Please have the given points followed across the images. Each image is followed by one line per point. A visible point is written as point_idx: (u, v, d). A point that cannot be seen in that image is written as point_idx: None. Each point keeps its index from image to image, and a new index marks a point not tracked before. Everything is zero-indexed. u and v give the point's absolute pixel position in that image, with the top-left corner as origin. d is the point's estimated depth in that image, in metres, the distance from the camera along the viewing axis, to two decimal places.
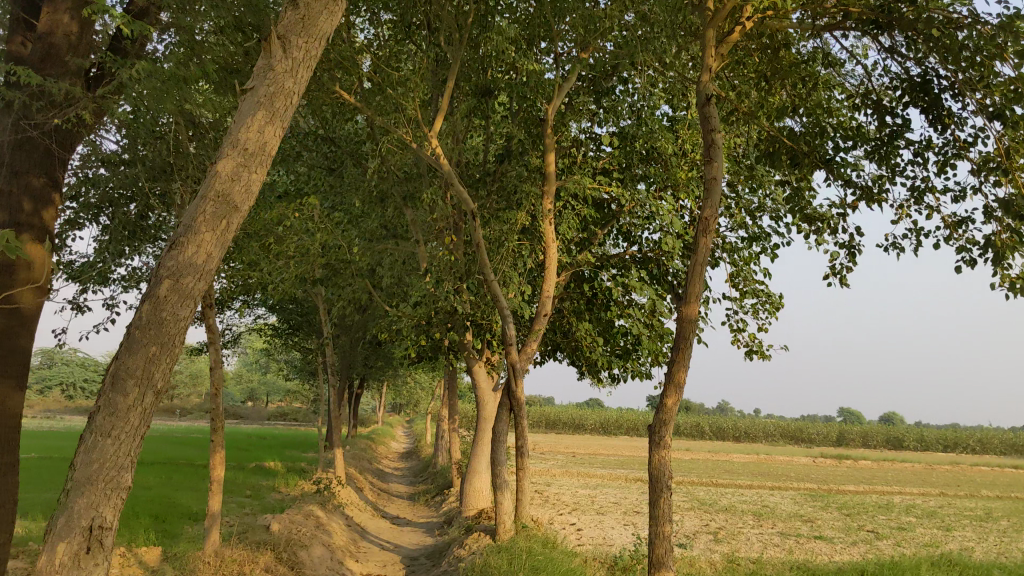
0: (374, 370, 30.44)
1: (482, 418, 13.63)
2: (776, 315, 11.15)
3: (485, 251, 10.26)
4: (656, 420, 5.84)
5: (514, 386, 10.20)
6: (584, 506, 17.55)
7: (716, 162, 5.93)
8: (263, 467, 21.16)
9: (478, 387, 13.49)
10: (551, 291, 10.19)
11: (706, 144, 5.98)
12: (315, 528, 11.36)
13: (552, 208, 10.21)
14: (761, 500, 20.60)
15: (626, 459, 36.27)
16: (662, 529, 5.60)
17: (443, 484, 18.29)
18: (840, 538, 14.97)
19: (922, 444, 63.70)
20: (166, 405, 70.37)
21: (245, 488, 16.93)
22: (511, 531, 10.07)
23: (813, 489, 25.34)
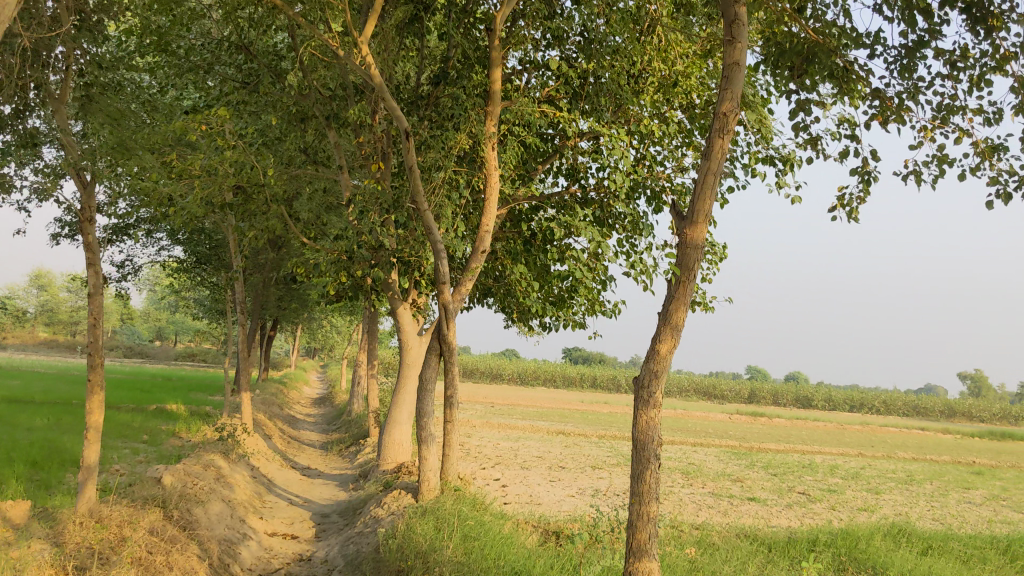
0: (288, 311, 29.07)
1: (404, 364, 12.53)
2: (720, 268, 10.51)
3: (419, 176, 9.09)
4: (643, 371, 4.98)
5: (445, 329, 9.16)
6: (507, 460, 16.68)
7: (741, 45, 5.11)
8: (165, 410, 19.78)
9: (401, 330, 12.38)
10: (490, 225, 9.11)
11: (728, 19, 5.15)
12: (214, 481, 10.16)
13: (495, 132, 9.05)
14: (687, 458, 20.06)
15: (544, 411, 35.70)
16: (648, 509, 4.83)
17: (358, 435, 17.19)
18: (774, 500, 14.38)
19: (831, 404, 64.98)
20: (68, 341, 67.53)
21: (141, 432, 15.57)
22: (435, 490, 9.16)
23: (735, 447, 25.01)
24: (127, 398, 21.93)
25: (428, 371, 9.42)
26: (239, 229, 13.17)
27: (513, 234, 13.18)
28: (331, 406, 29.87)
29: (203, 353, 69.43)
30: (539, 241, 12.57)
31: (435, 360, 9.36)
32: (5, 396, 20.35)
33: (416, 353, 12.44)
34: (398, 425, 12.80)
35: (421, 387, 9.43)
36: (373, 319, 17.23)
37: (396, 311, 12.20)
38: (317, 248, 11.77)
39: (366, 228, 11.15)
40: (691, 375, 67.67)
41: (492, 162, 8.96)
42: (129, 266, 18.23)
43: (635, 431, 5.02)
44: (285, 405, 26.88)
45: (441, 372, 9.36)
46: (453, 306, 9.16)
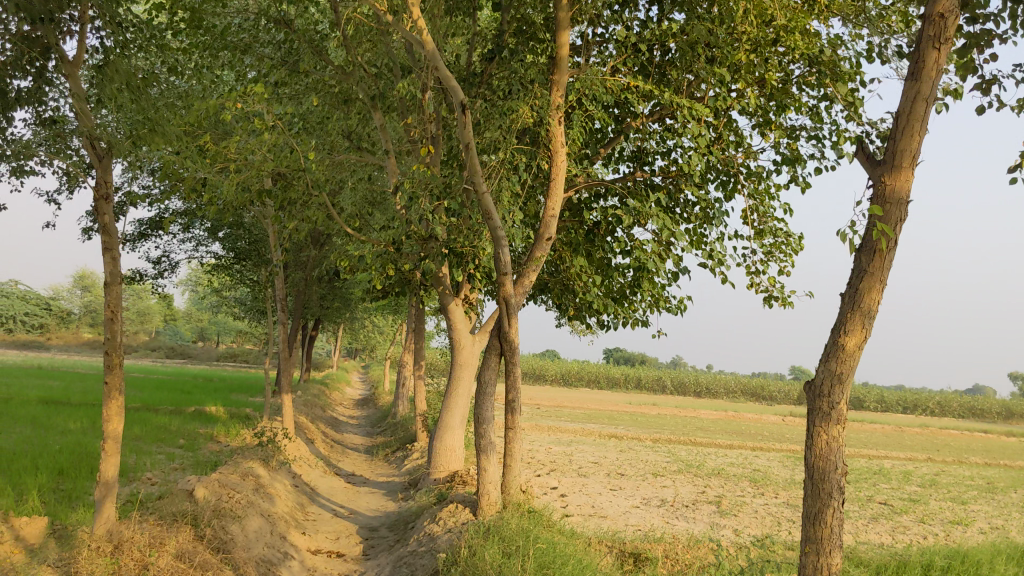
0: (330, 311, 28.35)
1: (455, 365, 11.59)
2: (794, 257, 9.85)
3: (477, 155, 8.14)
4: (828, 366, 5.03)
5: (506, 325, 8.20)
6: (562, 466, 15.72)
7: None
8: (204, 412, 19.08)
9: (453, 329, 11.46)
10: (556, 209, 8.15)
11: None
12: (253, 493, 9.30)
13: (562, 103, 8.07)
14: (750, 464, 18.96)
15: (591, 412, 34.64)
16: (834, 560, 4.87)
17: (404, 439, 16.28)
18: (856, 512, 13.26)
19: (884, 405, 63.10)
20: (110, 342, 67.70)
21: (178, 436, 14.79)
22: (496, 506, 8.17)
23: (796, 451, 23.79)
24: (166, 400, 21.26)
25: (488, 371, 8.45)
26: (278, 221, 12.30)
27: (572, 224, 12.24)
28: (374, 407, 29.07)
29: (246, 353, 69.24)
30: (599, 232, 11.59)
31: (495, 360, 8.39)
32: (41, 397, 19.75)
33: (469, 353, 11.49)
34: (450, 431, 11.85)
35: (478, 392, 8.46)
36: (420, 317, 16.31)
37: (448, 307, 11.28)
38: (362, 239, 10.88)
39: (416, 216, 10.23)
40: (739, 376, 66.18)
41: (558, 138, 8.00)
42: (166, 263, 17.49)
43: (809, 449, 5.06)
44: (327, 407, 26.09)
45: (501, 373, 8.41)
46: (516, 301, 8.20)
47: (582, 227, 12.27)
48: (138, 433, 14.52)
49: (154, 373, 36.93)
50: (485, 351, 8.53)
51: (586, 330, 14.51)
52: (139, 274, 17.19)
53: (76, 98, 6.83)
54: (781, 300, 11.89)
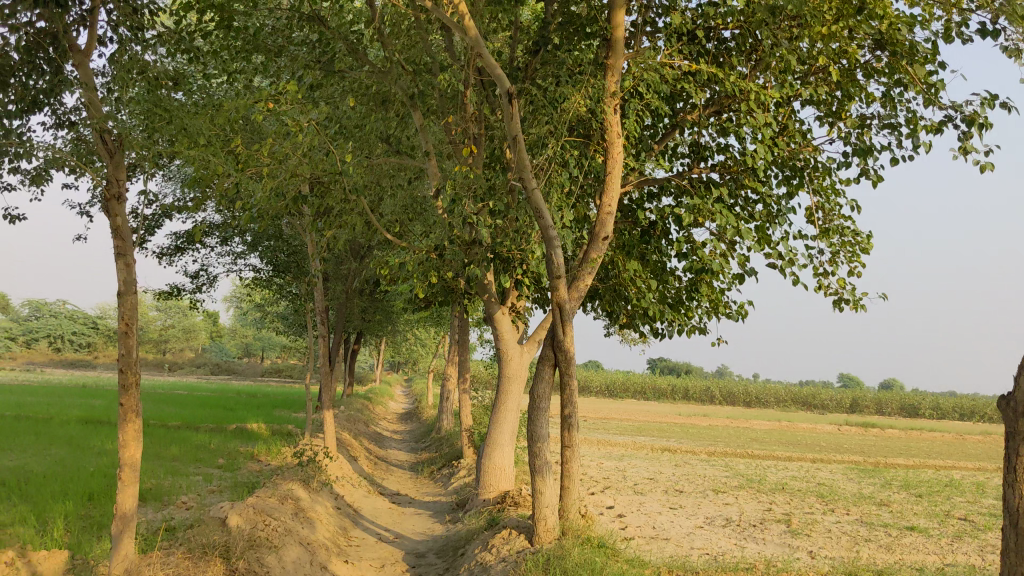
0: (372, 323, 27.86)
1: (503, 377, 10.91)
2: (864, 258, 9.31)
3: (526, 150, 7.47)
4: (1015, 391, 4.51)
5: (560, 334, 7.51)
6: (616, 482, 14.95)
7: None
8: (245, 429, 18.59)
9: (501, 339, 10.79)
10: (613, 205, 7.44)
11: None
12: (292, 519, 8.68)
13: (617, 90, 7.39)
14: (813, 477, 18.02)
15: (640, 424, 33.74)
16: None
17: (451, 456, 15.63)
18: (936, 530, 12.34)
19: (940, 412, 61.24)
20: (155, 360, 68.02)
21: (217, 455, 14.30)
22: (553, 532, 7.47)
23: (858, 463, 22.74)
24: (207, 417, 20.86)
25: (542, 384, 7.74)
26: (316, 229, 11.75)
27: (625, 226, 11.53)
28: (418, 422, 28.47)
29: (291, 368, 69.24)
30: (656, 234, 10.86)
31: (549, 372, 7.67)
32: (81, 416, 19.44)
33: (518, 365, 10.81)
34: (498, 448, 11.14)
35: (531, 407, 7.75)
36: (464, 327, 15.68)
37: (495, 316, 10.64)
38: (403, 245, 10.25)
39: (459, 220, 9.59)
40: (789, 384, 64.72)
41: (614, 127, 7.31)
42: (204, 277, 17.05)
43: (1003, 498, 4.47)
44: (371, 422, 25.55)
45: (557, 387, 7.71)
46: (571, 307, 7.49)
47: (635, 229, 11.54)
48: (177, 453, 14.04)
49: (199, 390, 36.76)
50: (537, 362, 7.83)
51: (639, 338, 13.77)
52: (177, 289, 16.76)
53: (86, 89, 6.38)
54: (852, 303, 11.08)
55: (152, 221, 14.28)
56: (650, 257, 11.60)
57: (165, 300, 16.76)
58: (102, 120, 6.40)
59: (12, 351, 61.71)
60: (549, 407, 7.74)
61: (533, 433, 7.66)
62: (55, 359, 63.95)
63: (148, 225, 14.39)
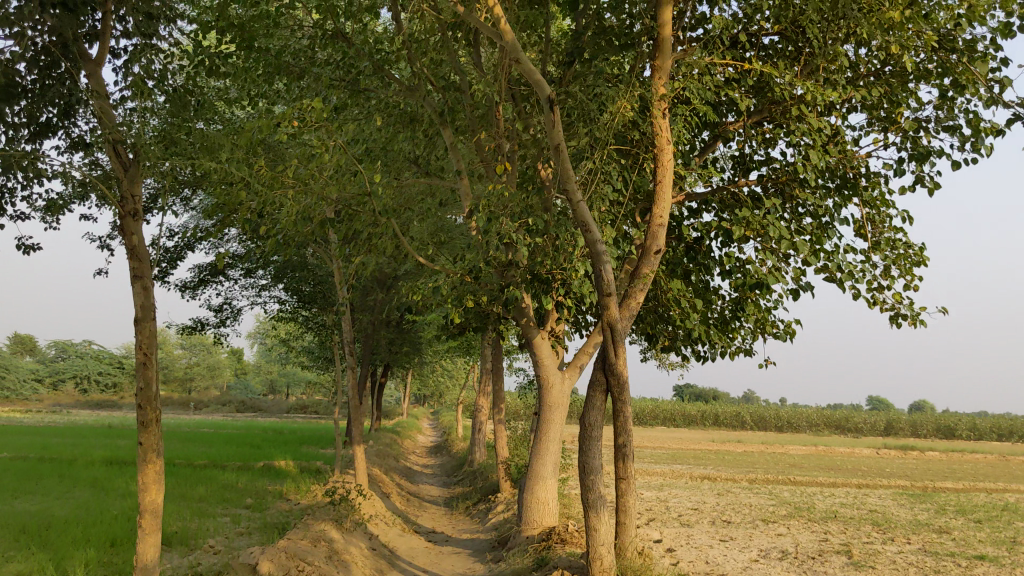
0: (400, 355, 27.38)
1: (544, 406, 10.36)
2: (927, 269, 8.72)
3: (569, 159, 6.98)
4: None
5: (611, 356, 6.98)
6: (661, 514, 14.31)
7: None
8: (273, 467, 18.10)
9: (540, 365, 10.26)
10: (665, 216, 6.93)
11: None
12: (327, 562, 8.15)
13: (666, 92, 6.90)
14: (864, 504, 17.25)
15: (675, 452, 32.95)
16: None
17: (486, 489, 15.05)
18: (1007, 558, 11.60)
19: (978, 433, 59.84)
20: (180, 399, 67.85)
21: (245, 495, 13.79)
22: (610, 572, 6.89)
23: (906, 488, 21.90)
24: (234, 455, 20.39)
25: (594, 410, 7.18)
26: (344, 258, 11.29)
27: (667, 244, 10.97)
28: (448, 455, 27.87)
29: (316, 404, 68.85)
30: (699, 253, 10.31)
31: (600, 398, 7.11)
32: (107, 456, 19.04)
33: (559, 395, 10.26)
34: (541, 483, 10.46)
35: (582, 436, 7.20)
36: (497, 355, 15.16)
37: (534, 342, 10.14)
38: (434, 268, 9.76)
39: (495, 240, 9.10)
40: (821, 408, 63.58)
41: (664, 131, 6.85)
42: (228, 310, 16.64)
43: None
44: (401, 456, 24.99)
45: (609, 413, 7.17)
46: (624, 327, 6.97)
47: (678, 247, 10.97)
48: (204, 493, 13.57)
49: (226, 427, 36.40)
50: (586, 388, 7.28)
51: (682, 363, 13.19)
52: (200, 322, 16.34)
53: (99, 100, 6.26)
54: (911, 319, 10.46)
55: (174, 253, 13.90)
56: (694, 275, 11.02)
57: (188, 334, 16.34)
58: (116, 131, 6.28)
59: (39, 392, 61.79)
60: (602, 436, 7.18)
61: (586, 465, 7.10)
62: (81, 400, 63.93)
63: (171, 256, 14.01)
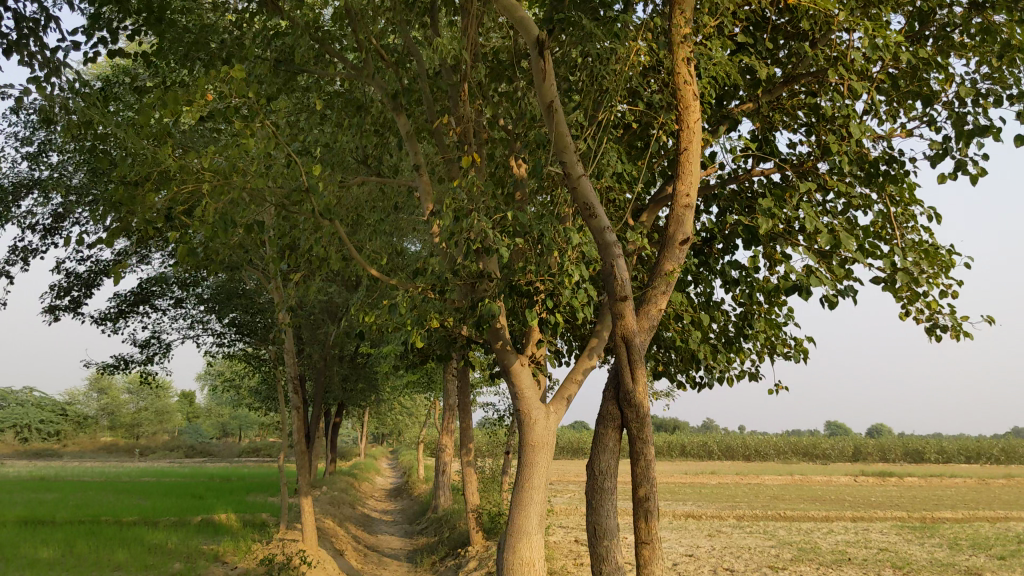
0: (355, 392, 25.54)
1: (524, 446, 8.61)
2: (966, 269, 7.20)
3: (566, 123, 5.42)
4: None
5: (626, 380, 5.28)
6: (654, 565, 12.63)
7: None
8: (212, 521, 16.10)
9: (519, 396, 8.54)
10: (693, 193, 5.35)
11: None
12: None
13: (687, 35, 5.43)
14: (870, 542, 15.73)
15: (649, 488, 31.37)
16: None
17: (454, 541, 13.25)
18: None
19: (946, 457, 59.11)
20: (124, 445, 64.78)
21: (174, 559, 11.82)
22: None
23: (902, 520, 20.49)
24: (171, 508, 18.35)
25: (605, 455, 5.46)
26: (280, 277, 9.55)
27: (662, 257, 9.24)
28: (409, 498, 25.98)
29: (268, 446, 66.29)
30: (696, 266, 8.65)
31: (613, 438, 5.39)
32: (22, 514, 16.89)
33: (543, 433, 8.57)
34: (524, 540, 8.43)
35: (589, 490, 5.47)
36: (464, 390, 13.45)
37: (512, 368, 8.51)
38: (390, 281, 8.02)
39: (463, 243, 7.45)
40: (788, 435, 62.50)
41: (689, 82, 5.30)
42: (155, 344, 14.61)
43: None
44: (357, 501, 23.05)
45: (622, 457, 5.45)
46: (643, 341, 5.31)
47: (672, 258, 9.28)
48: (125, 557, 11.64)
49: (167, 475, 34.09)
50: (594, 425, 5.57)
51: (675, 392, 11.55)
52: (123, 360, 14.26)
53: None
54: (952, 331, 8.90)
55: (89, 278, 11.89)
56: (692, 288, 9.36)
57: (110, 374, 14.27)
58: None
59: None
60: (616, 488, 5.44)
61: (598, 528, 5.36)
62: (18, 448, 60.77)
63: (85, 283, 12.00)
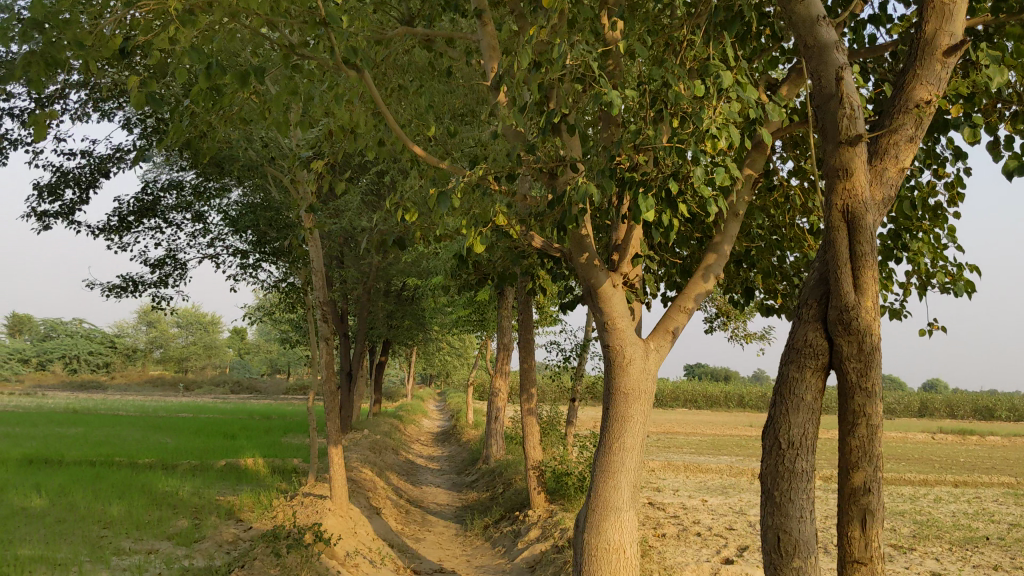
0: (400, 330, 23.71)
1: (614, 392, 6.44)
2: None
3: None
4: None
5: (842, 286, 3.55)
6: (748, 540, 10.53)
7: None
8: (238, 465, 14.34)
9: (609, 325, 6.37)
10: None
11: None
12: None
13: None
14: (995, 516, 13.44)
15: (713, 440, 29.21)
16: None
17: (512, 502, 11.24)
18: None
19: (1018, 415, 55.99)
20: (170, 378, 64.35)
21: (179, 515, 9.95)
22: None
23: (1012, 487, 18.05)
24: (197, 449, 16.65)
25: (793, 420, 3.73)
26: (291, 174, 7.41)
27: (792, 153, 6.91)
28: (457, 444, 24.21)
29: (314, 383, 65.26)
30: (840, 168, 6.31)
31: (814, 387, 3.69)
32: (30, 453, 15.26)
33: (640, 378, 6.42)
34: (612, 518, 6.32)
35: (770, 474, 3.77)
36: (528, 324, 11.25)
37: (601, 291, 6.32)
38: (436, 163, 5.81)
39: (546, 103, 5.18)
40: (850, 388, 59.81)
41: None
42: (169, 265, 12.65)
43: None
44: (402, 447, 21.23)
45: (816, 417, 3.73)
46: (874, 223, 3.59)
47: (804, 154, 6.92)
48: (124, 511, 9.82)
49: (206, 411, 32.76)
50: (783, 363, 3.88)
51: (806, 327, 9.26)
52: (132, 282, 12.33)
53: None
54: None
55: (80, 178, 9.88)
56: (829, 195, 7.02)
57: (116, 297, 12.34)
58: None
59: (19, 373, 58.36)
60: (814, 465, 3.72)
61: (786, 541, 3.71)
62: (66, 379, 60.62)
63: (78, 183, 10.00)
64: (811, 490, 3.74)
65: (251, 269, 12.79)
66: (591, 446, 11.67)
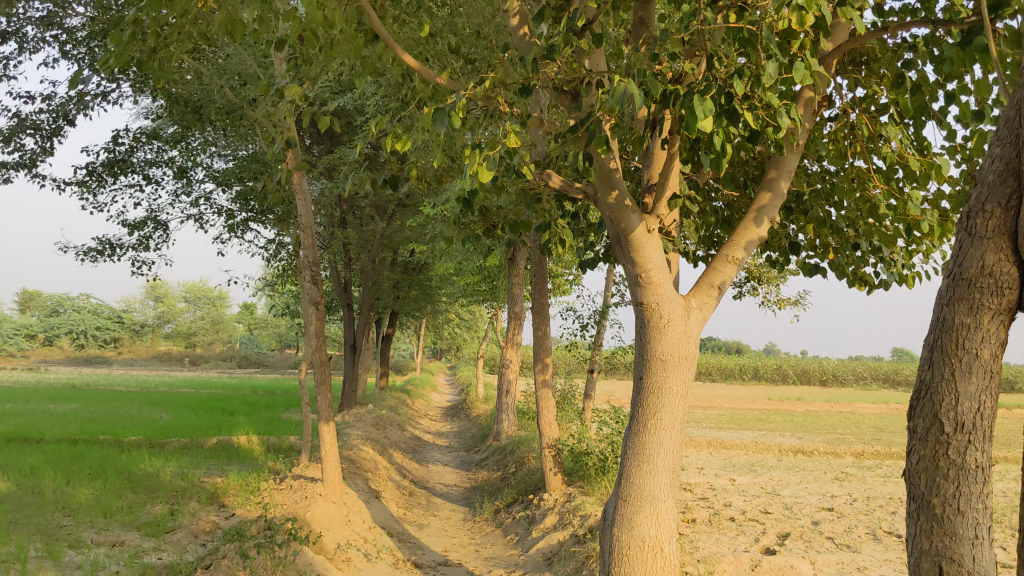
0: (407, 301, 22.70)
1: (649, 358, 5.36)
2: None
3: None
4: None
5: None
6: (788, 525, 9.49)
7: None
8: (231, 443, 13.36)
9: (645, 277, 5.29)
10: None
11: None
12: None
13: None
14: None
15: (732, 414, 28.08)
16: None
17: (526, 483, 10.23)
18: None
19: None
20: (177, 353, 63.61)
21: (156, 499, 8.96)
22: None
23: None
24: (191, 426, 15.67)
25: (961, 396, 2.99)
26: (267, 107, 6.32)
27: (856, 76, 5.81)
28: (467, 419, 23.23)
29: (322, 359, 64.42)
30: (921, 88, 5.22)
31: (996, 341, 2.96)
32: (12, 430, 14.31)
33: (680, 343, 5.34)
34: (649, 510, 5.27)
35: (927, 469, 3.07)
36: (542, 287, 10.12)
37: (634, 237, 5.25)
38: (431, 77, 4.72)
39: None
40: (868, 360, 58.56)
41: None
42: (150, 226, 11.60)
43: None
44: (408, 422, 20.25)
45: (994, 378, 2.99)
46: None
47: (870, 77, 5.83)
48: (94, 495, 8.81)
49: (209, 386, 31.93)
50: (939, 316, 3.18)
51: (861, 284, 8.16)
52: (109, 245, 11.30)
53: None
54: None
55: (40, 125, 8.83)
56: (899, 127, 5.91)
57: (93, 262, 11.32)
58: None
59: (24, 347, 57.67)
60: (990, 453, 2.99)
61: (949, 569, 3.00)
62: (73, 354, 59.95)
63: (37, 129, 8.96)
64: (985, 493, 3.00)
65: (239, 230, 11.72)
66: (612, 422, 10.60)
